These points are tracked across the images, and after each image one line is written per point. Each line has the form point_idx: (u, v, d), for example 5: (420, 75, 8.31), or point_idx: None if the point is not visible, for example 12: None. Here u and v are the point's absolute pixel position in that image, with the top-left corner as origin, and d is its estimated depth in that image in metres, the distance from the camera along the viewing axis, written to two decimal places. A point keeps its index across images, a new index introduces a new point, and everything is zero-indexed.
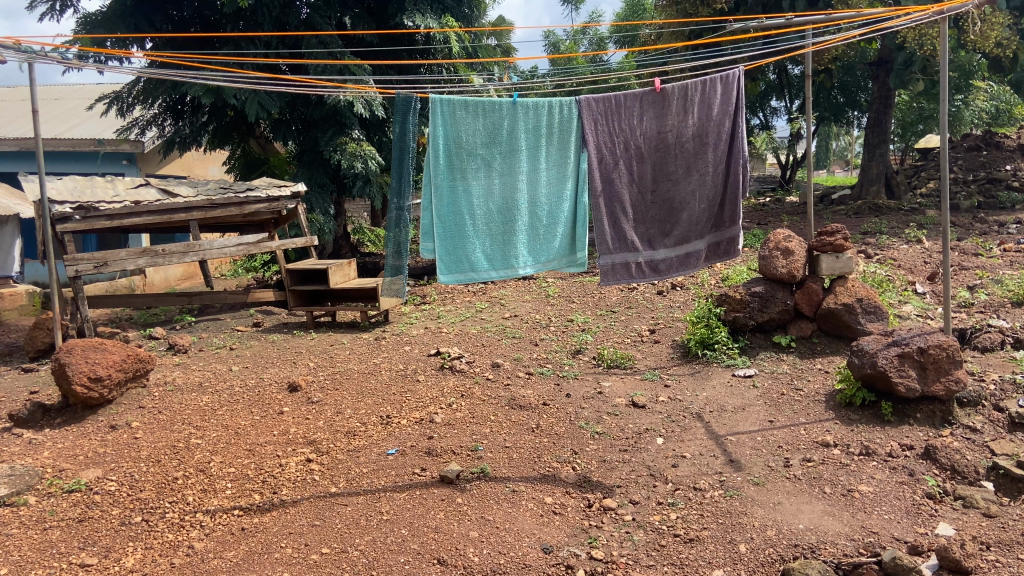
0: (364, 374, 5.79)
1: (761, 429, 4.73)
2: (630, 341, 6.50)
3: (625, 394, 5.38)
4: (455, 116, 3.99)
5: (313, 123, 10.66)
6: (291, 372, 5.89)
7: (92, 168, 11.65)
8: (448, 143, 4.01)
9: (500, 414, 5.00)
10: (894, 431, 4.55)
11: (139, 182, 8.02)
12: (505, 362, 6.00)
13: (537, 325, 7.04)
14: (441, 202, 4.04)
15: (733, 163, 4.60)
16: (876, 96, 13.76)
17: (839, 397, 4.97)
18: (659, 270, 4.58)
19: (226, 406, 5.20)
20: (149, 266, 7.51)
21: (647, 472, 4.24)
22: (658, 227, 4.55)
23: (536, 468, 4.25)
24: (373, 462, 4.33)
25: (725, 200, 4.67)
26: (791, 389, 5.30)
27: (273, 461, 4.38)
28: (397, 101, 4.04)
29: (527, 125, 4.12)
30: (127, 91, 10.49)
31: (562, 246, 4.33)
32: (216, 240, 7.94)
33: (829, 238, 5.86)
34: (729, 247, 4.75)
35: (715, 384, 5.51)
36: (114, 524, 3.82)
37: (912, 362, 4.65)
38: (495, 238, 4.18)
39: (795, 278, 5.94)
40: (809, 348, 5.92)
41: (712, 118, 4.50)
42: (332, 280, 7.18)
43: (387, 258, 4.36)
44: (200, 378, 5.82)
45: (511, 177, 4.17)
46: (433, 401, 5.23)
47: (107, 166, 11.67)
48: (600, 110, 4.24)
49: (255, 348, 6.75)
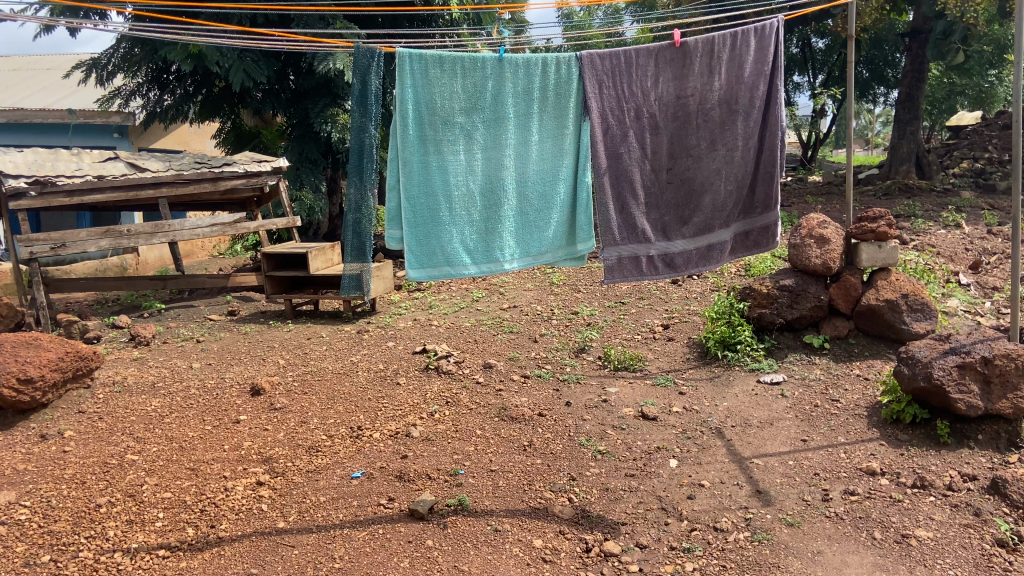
0: (339, 374, 5.12)
1: (792, 450, 4.02)
2: (640, 338, 5.79)
3: (634, 403, 4.67)
4: (428, 75, 3.27)
5: (304, 93, 9.99)
6: (257, 371, 5.21)
7: (66, 141, 10.95)
8: (419, 108, 3.29)
9: (487, 427, 4.31)
10: (952, 456, 3.83)
11: (107, 155, 7.34)
12: (498, 362, 5.32)
13: (537, 318, 6.33)
14: (410, 181, 3.33)
15: (768, 136, 3.87)
16: (909, 69, 12.81)
17: (884, 413, 4.24)
18: (676, 266, 3.85)
19: (177, 413, 4.55)
20: (112, 248, 6.81)
21: (658, 505, 3.55)
22: (675, 214, 3.82)
23: (524, 500, 3.56)
24: (332, 488, 3.66)
25: (755, 181, 3.95)
26: (826, 401, 4.58)
27: (217, 484, 3.73)
28: (357, 54, 3.30)
29: (515, 87, 3.42)
30: (105, 58, 9.80)
31: (557, 235, 3.61)
32: (187, 220, 7.22)
33: (870, 224, 5.11)
34: (761, 237, 4.03)
35: (737, 392, 4.79)
36: (15, 566, 3.17)
37: (974, 374, 3.95)
38: (476, 226, 3.47)
39: (830, 270, 5.20)
40: (845, 350, 5.18)
41: (742, 80, 3.75)
42: (312, 265, 6.51)
43: (347, 243, 3.56)
44: (155, 377, 5.16)
45: (498, 151, 3.45)
46: (412, 409, 4.57)
47: (77, 139, 10.92)
48: (605, 68, 3.51)
49: (224, 340, 6.08)
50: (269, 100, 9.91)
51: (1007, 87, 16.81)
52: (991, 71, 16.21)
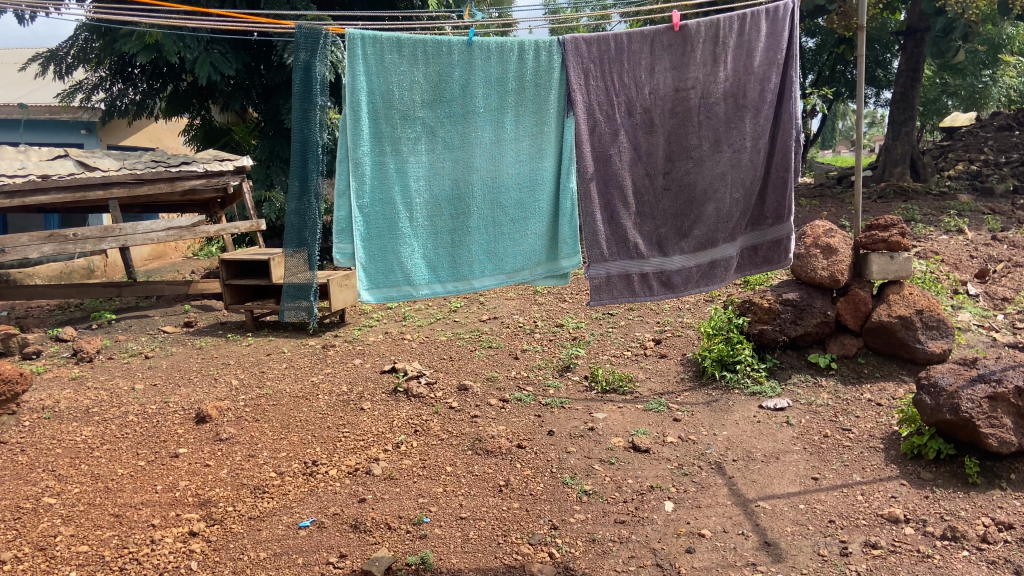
0: (297, 399, 4.60)
1: (802, 492, 3.55)
2: (630, 354, 5.33)
3: (623, 432, 4.20)
4: (383, 60, 2.79)
5: (275, 88, 9.45)
6: (206, 394, 4.69)
7: (17, 137, 10.35)
8: (373, 99, 2.81)
9: (459, 463, 3.82)
10: (983, 500, 3.37)
11: (57, 152, 6.78)
12: (475, 383, 4.82)
13: (518, 332, 5.84)
14: (363, 186, 2.84)
15: (780, 136, 3.41)
16: (904, 68, 12.39)
17: (903, 446, 3.79)
18: (673, 285, 3.39)
19: (109, 445, 4.03)
20: (57, 253, 6.23)
21: (652, 561, 3.08)
22: (673, 225, 3.36)
23: (497, 556, 3.07)
24: (274, 543, 3.16)
25: (765, 188, 3.49)
26: (837, 430, 4.12)
27: (142, 535, 3.22)
28: (301, 35, 2.81)
29: (487, 77, 2.95)
30: (63, 49, 9.21)
31: (537, 249, 3.14)
32: (141, 223, 6.65)
33: (881, 233, 4.67)
34: (770, 252, 3.58)
35: (737, 419, 4.33)
36: None
37: (1007, 407, 3.52)
38: (442, 239, 3.00)
39: (837, 283, 4.75)
40: (854, 370, 4.72)
41: (752, 72, 3.29)
42: (274, 274, 5.99)
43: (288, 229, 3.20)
44: (92, 401, 4.64)
45: (468, 152, 2.97)
46: (375, 440, 4.08)
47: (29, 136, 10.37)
48: (593, 55, 3.05)
49: (175, 356, 5.55)
50: (237, 95, 9.37)
51: (1001, 88, 16.48)
52: (985, 71, 15.84)
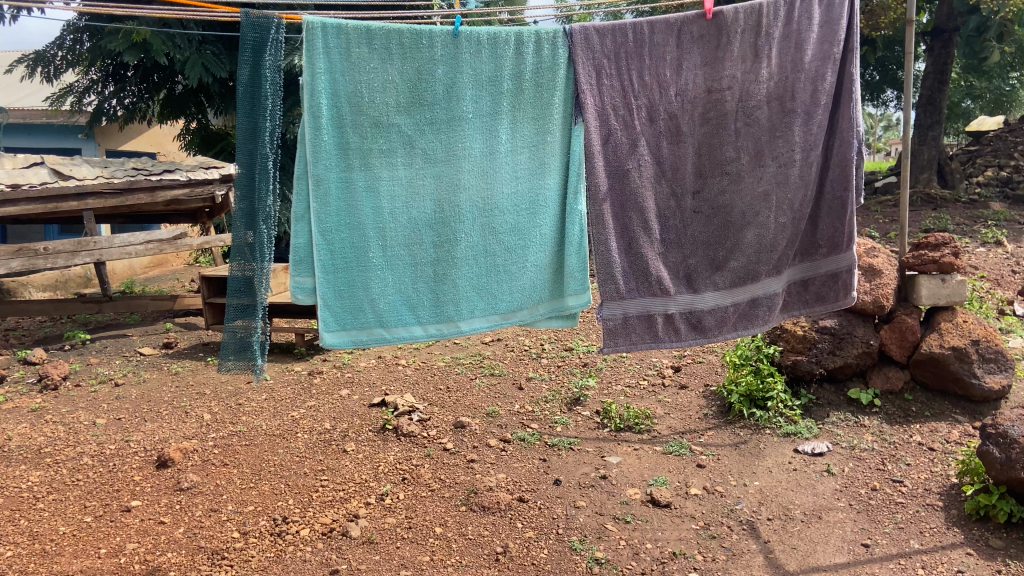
0: (273, 438, 4.10)
1: (851, 563, 3.03)
2: (647, 385, 4.80)
3: (640, 482, 3.67)
4: (351, 56, 2.43)
5: None
6: (173, 432, 4.20)
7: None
8: (342, 103, 2.45)
9: (450, 522, 3.32)
10: None
11: (31, 159, 6.29)
12: (472, 420, 4.31)
13: (523, 357, 5.33)
14: (327, 210, 2.49)
15: (836, 147, 2.93)
16: (931, 70, 11.80)
17: (966, 505, 3.24)
18: (704, 328, 2.93)
19: (54, 497, 3.54)
20: (26, 270, 5.75)
21: None
22: (704, 255, 2.90)
23: None
24: None
25: (818, 210, 3.01)
26: (886, 482, 3.59)
27: None
28: (247, 27, 2.52)
29: (480, 76, 2.56)
30: (52, 50, 8.77)
31: (539, 285, 2.76)
32: (118, 236, 6.19)
33: (931, 252, 4.11)
34: (824, 287, 3.10)
35: (771, 466, 3.80)
36: None
37: None
38: (424, 272, 2.64)
39: (881, 309, 4.20)
40: (900, 408, 4.18)
41: (800, 69, 2.82)
42: None
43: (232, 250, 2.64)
44: (46, 439, 4.15)
45: (458, 168, 2.60)
46: (357, 489, 3.58)
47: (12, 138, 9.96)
48: (606, 49, 2.63)
49: (148, 383, 5.07)
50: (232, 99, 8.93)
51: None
52: (1011, 74, 15.21)
